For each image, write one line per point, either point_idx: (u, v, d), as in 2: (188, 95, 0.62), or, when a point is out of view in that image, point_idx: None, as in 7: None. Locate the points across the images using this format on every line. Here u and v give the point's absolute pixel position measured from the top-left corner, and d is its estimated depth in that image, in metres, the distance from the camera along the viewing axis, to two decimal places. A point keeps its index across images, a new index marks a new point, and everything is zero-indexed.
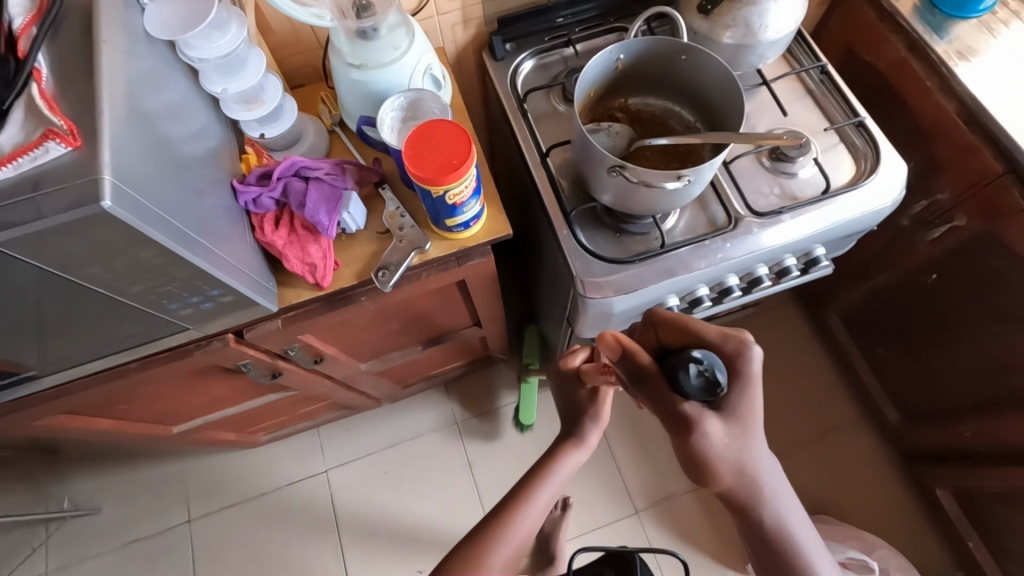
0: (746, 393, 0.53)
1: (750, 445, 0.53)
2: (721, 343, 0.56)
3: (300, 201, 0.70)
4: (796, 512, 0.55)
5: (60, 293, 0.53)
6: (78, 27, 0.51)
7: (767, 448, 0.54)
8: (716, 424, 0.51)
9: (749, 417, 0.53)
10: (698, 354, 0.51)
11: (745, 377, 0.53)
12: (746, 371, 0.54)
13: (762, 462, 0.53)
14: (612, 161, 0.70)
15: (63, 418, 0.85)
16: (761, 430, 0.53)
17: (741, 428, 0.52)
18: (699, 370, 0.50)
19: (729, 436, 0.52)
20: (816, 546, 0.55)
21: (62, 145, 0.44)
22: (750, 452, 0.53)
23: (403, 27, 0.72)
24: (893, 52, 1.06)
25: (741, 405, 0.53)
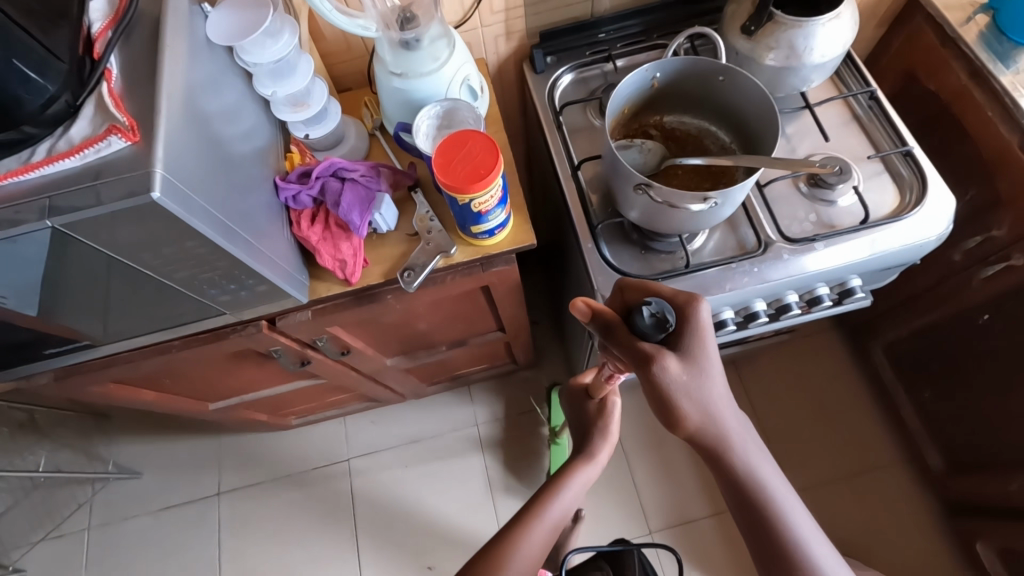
0: (701, 336, 0.54)
1: (711, 385, 0.54)
2: (673, 295, 0.56)
3: (335, 201, 0.74)
4: (758, 451, 0.58)
5: (113, 273, 0.58)
6: (147, 33, 0.56)
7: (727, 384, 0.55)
8: (674, 362, 0.52)
9: (706, 357, 0.54)
10: (649, 300, 0.53)
11: (696, 323, 0.54)
12: (698, 319, 0.54)
13: (724, 403, 0.55)
14: (638, 179, 0.71)
15: (112, 387, 0.92)
16: (720, 371, 0.54)
17: (697, 367, 0.53)
18: (651, 313, 0.53)
19: (686, 375, 0.53)
20: (777, 481, 0.58)
21: (123, 139, 0.49)
22: (710, 392, 0.54)
23: (445, 39, 0.75)
24: (954, 78, 1.01)
25: (696, 346, 0.53)
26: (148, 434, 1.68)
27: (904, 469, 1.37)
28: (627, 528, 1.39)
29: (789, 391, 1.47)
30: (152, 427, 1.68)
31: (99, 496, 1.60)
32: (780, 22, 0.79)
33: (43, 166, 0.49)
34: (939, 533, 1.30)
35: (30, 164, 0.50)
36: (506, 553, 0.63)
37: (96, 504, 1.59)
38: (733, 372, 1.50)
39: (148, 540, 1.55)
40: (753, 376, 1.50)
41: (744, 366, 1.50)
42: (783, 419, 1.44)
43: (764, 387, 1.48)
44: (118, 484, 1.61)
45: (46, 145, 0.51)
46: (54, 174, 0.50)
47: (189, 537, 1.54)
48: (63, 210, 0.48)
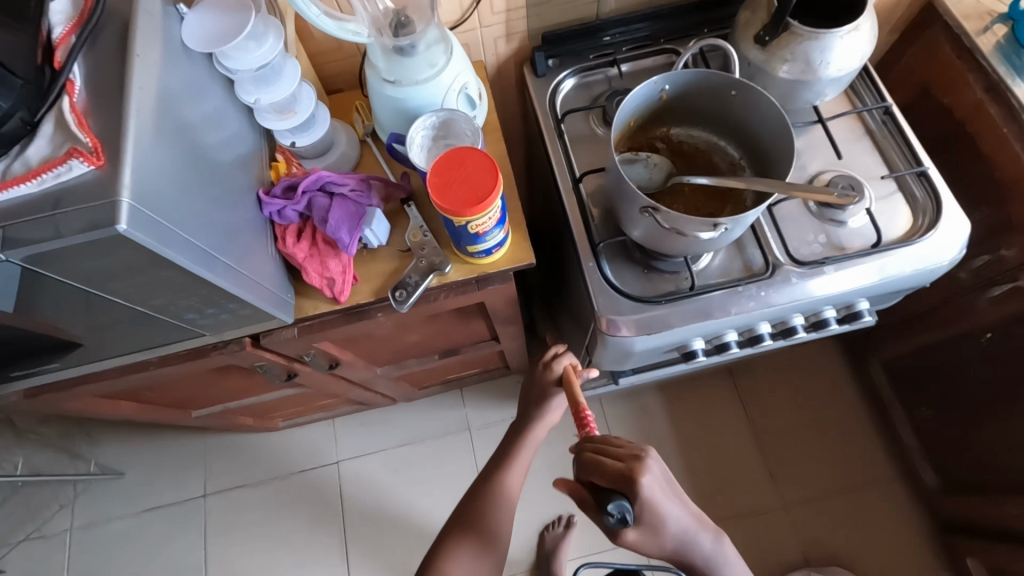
0: (652, 505, 0.54)
1: (669, 530, 0.56)
2: (620, 479, 0.54)
3: (323, 217, 0.70)
4: (728, 554, 0.61)
5: (79, 301, 0.54)
6: (115, 37, 0.51)
7: (687, 523, 0.57)
8: (635, 536, 0.55)
9: (661, 517, 0.55)
10: (610, 507, 0.52)
11: (643, 500, 0.53)
12: (647, 495, 0.53)
13: (685, 536, 0.57)
14: (644, 202, 0.67)
15: (88, 400, 0.88)
16: (676, 520, 0.55)
17: (653, 530, 0.55)
18: (614, 518, 0.52)
19: (645, 536, 0.55)
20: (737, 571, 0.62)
21: (86, 164, 0.45)
22: (671, 535, 0.56)
23: (442, 45, 0.70)
24: (969, 92, 0.98)
25: (650, 514, 0.54)
26: (134, 433, 1.64)
27: (897, 481, 1.36)
28: None
29: (786, 400, 1.46)
30: (138, 426, 1.64)
31: (82, 496, 1.56)
32: (797, 33, 0.75)
33: None
34: (930, 547, 1.31)
35: None
36: (464, 530, 0.73)
37: (79, 504, 1.56)
38: (729, 380, 1.48)
39: (134, 542, 1.52)
40: (749, 385, 1.48)
41: (740, 375, 1.48)
42: (778, 429, 1.43)
43: (760, 396, 1.46)
44: (102, 485, 1.58)
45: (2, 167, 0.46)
46: (10, 201, 0.45)
47: (174, 539, 1.51)
48: (19, 241, 0.44)
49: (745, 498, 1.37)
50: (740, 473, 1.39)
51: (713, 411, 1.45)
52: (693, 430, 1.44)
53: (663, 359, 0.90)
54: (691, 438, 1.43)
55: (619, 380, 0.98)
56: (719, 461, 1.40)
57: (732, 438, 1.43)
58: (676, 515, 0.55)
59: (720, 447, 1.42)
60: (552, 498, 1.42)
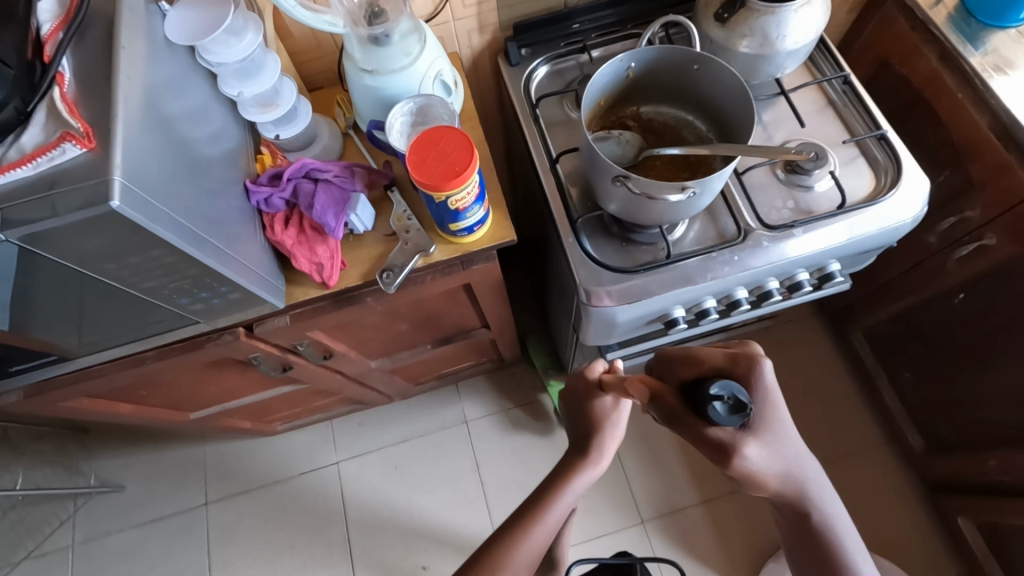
0: (767, 398, 0.54)
1: (785, 442, 0.55)
2: (732, 370, 0.56)
3: (309, 203, 0.73)
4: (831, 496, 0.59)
5: (76, 286, 0.56)
6: (101, 33, 0.54)
7: (799, 440, 0.57)
8: (755, 441, 0.52)
9: (778, 422, 0.54)
10: (716, 388, 0.49)
11: (759, 390, 0.54)
12: (763, 381, 0.55)
13: (797, 457, 0.57)
14: (616, 171, 0.70)
15: (84, 401, 0.89)
16: (790, 430, 0.56)
17: (771, 432, 0.54)
18: (723, 402, 0.48)
19: (765, 441, 0.53)
20: (846, 524, 0.59)
21: (78, 146, 0.47)
22: (788, 453, 0.56)
23: (416, 34, 0.73)
24: (925, 62, 1.02)
25: (765, 412, 0.54)
26: (131, 446, 1.64)
27: (887, 448, 1.40)
28: (618, 518, 1.39)
29: (774, 375, 1.49)
30: (135, 438, 1.64)
31: (82, 511, 1.56)
32: (753, 9, 0.78)
33: None
34: (922, 510, 1.34)
35: None
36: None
37: (80, 519, 1.56)
38: None
39: (137, 553, 1.52)
40: None
41: None
42: None
43: None
44: (102, 499, 1.58)
45: None
46: (6, 185, 0.47)
47: (177, 548, 1.52)
48: (16, 222, 0.46)
49: None
50: None
51: None
52: None
53: (647, 331, 0.93)
54: None
55: (607, 355, 1.00)
56: None
57: None
58: (790, 416, 0.55)
59: None
60: None
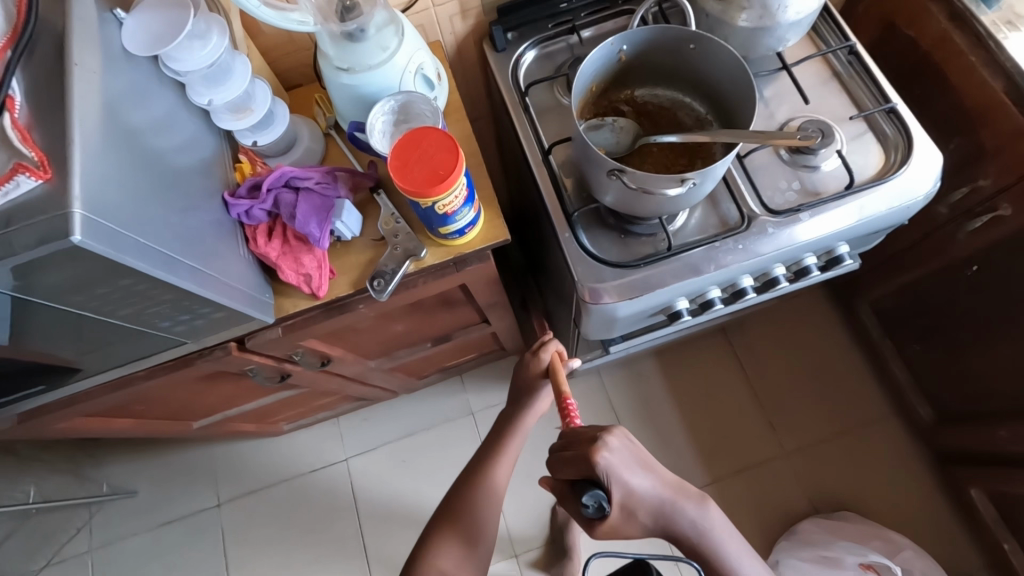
0: (616, 484, 0.57)
1: (640, 508, 0.58)
2: (580, 457, 0.58)
3: (290, 213, 0.70)
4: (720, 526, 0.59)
5: (50, 319, 0.53)
6: (52, 49, 0.50)
7: (661, 499, 0.58)
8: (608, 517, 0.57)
9: (630, 497, 0.57)
10: (584, 498, 0.55)
11: (606, 479, 0.56)
12: (605, 470, 0.57)
13: (662, 513, 0.58)
14: (610, 165, 0.66)
15: (82, 421, 0.88)
16: (646, 498, 0.58)
17: (626, 508, 0.58)
18: (590, 507, 0.56)
19: (623, 517, 0.58)
20: (738, 546, 0.60)
21: (32, 178, 0.44)
22: (649, 514, 0.58)
23: (392, 26, 0.69)
24: (934, 24, 0.97)
25: (614, 496, 0.57)
26: (140, 452, 1.65)
27: (897, 421, 1.38)
28: None
29: (780, 352, 1.47)
30: (144, 445, 1.65)
31: (98, 517, 1.58)
32: None
33: None
34: (933, 482, 1.33)
35: None
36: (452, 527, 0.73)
37: (96, 526, 1.58)
38: (724, 339, 1.49)
39: (153, 556, 1.54)
40: (744, 342, 1.48)
41: (734, 334, 1.49)
42: (776, 383, 1.44)
43: (756, 351, 1.47)
44: (116, 505, 1.60)
45: None
46: None
47: (193, 550, 1.54)
48: None
49: (747, 453, 1.39)
50: (742, 430, 1.41)
51: (711, 373, 1.46)
52: (693, 392, 1.45)
53: (650, 323, 0.90)
54: (692, 401, 1.44)
55: (610, 348, 0.98)
56: (720, 420, 1.42)
57: (730, 395, 1.44)
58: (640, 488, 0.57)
59: (720, 407, 1.43)
60: None
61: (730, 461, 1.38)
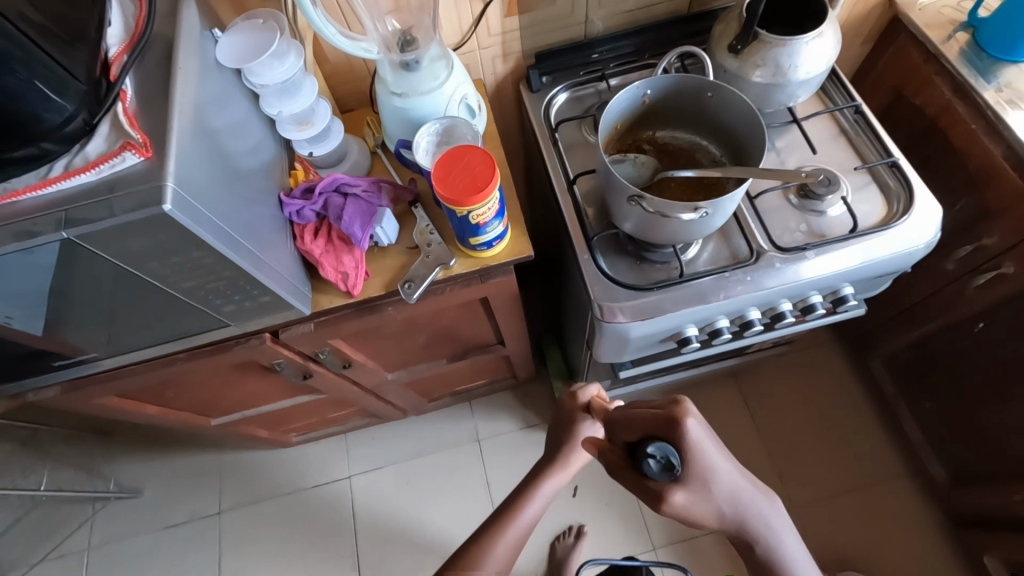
0: (694, 451, 0.55)
1: (714, 485, 0.56)
2: (659, 425, 0.56)
3: (337, 215, 0.77)
4: (785, 527, 0.59)
5: (123, 284, 0.60)
6: (161, 56, 0.59)
7: (736, 479, 0.57)
8: (682, 488, 0.55)
9: (706, 473, 0.55)
10: (650, 447, 0.53)
11: (684, 444, 0.54)
12: (687, 436, 0.55)
13: (733, 496, 0.56)
14: (631, 191, 0.73)
15: (115, 400, 0.93)
16: (722, 472, 0.56)
17: (700, 482, 0.55)
18: (655, 461, 0.53)
19: (694, 492, 0.55)
20: (798, 550, 0.59)
21: (136, 155, 0.52)
22: (721, 494, 0.56)
23: (443, 60, 0.78)
24: (938, 93, 1.05)
25: (692, 463, 0.55)
26: (151, 453, 1.68)
27: (908, 480, 1.36)
28: (628, 544, 1.38)
29: (789, 400, 1.48)
30: (156, 445, 1.68)
31: (101, 514, 1.60)
32: (766, 41, 0.82)
33: (60, 181, 0.52)
34: (946, 547, 1.29)
35: (47, 179, 0.52)
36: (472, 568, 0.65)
37: (98, 523, 1.59)
38: (733, 384, 1.51)
39: (150, 559, 1.54)
40: (752, 387, 1.50)
41: (743, 379, 1.51)
42: (784, 432, 1.44)
43: (765, 398, 1.48)
44: (120, 503, 1.61)
45: (63, 161, 0.54)
46: (71, 188, 0.52)
47: (190, 556, 1.53)
48: (77, 221, 0.51)
49: None
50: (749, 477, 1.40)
51: (719, 416, 1.47)
52: None
53: (660, 350, 0.94)
54: None
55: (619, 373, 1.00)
56: None
57: (738, 440, 1.44)
58: (719, 462, 0.56)
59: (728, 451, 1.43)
60: (561, 507, 1.43)
61: None
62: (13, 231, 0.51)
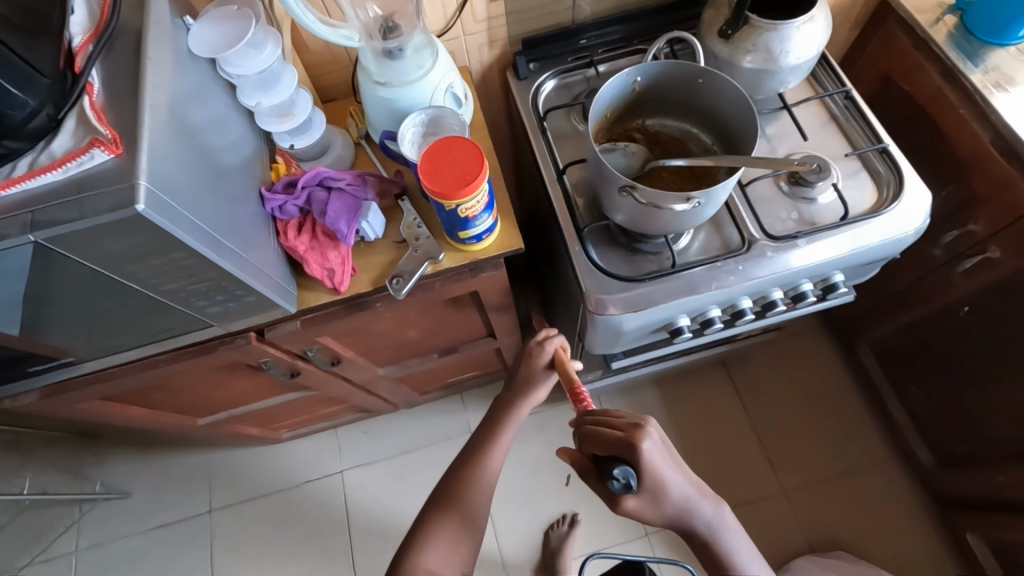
0: (651, 469, 0.60)
1: (667, 495, 0.61)
2: (621, 445, 0.61)
3: (321, 210, 0.74)
4: (729, 521, 0.65)
5: (99, 287, 0.57)
6: (129, 46, 0.56)
7: (687, 490, 0.62)
8: (637, 499, 0.61)
9: (662, 487, 0.61)
10: (615, 470, 0.59)
11: (644, 464, 0.60)
12: (646, 457, 0.60)
13: (684, 503, 0.62)
14: (622, 182, 0.72)
15: (97, 403, 0.91)
16: (676, 486, 0.61)
17: (653, 494, 0.61)
18: (618, 482, 0.59)
19: (647, 501, 0.61)
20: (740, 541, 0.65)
21: (106, 152, 0.49)
22: (672, 503, 0.62)
23: (428, 48, 0.76)
24: (926, 78, 1.04)
25: (650, 480, 0.60)
26: (138, 453, 1.65)
27: (894, 462, 1.39)
28: (621, 531, 1.39)
29: (778, 386, 1.49)
30: (143, 445, 1.66)
31: (89, 516, 1.57)
32: (757, 26, 0.81)
33: (24, 180, 0.49)
34: (931, 526, 1.32)
35: (12, 178, 0.49)
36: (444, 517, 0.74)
37: (86, 525, 1.57)
38: (723, 371, 1.52)
39: (140, 560, 1.52)
40: (742, 374, 1.51)
41: (733, 366, 1.52)
42: (774, 417, 1.46)
43: (754, 384, 1.50)
44: (108, 505, 1.59)
45: (28, 159, 0.51)
46: (37, 188, 0.49)
47: (181, 556, 1.52)
48: (46, 223, 0.48)
49: (744, 486, 1.39)
50: (740, 462, 1.41)
51: (710, 403, 1.48)
52: (692, 422, 1.46)
53: (652, 340, 0.94)
54: (691, 430, 1.46)
55: (611, 364, 1.00)
56: (718, 451, 1.43)
57: (728, 426, 1.46)
58: (673, 475, 0.61)
59: (718, 437, 1.44)
60: (555, 497, 1.44)
61: (726, 492, 1.38)
62: None
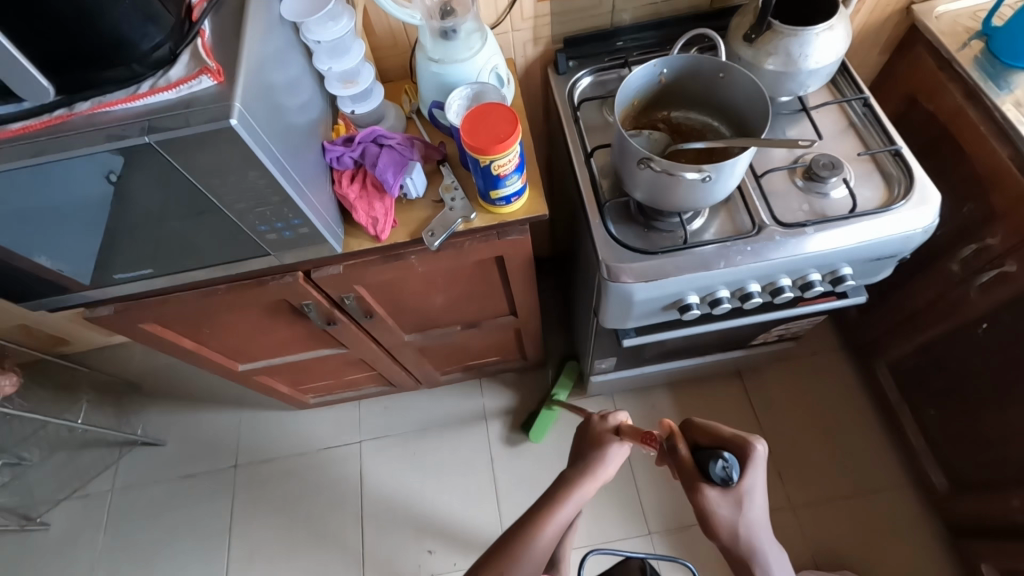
0: (752, 473, 0.65)
1: (748, 508, 0.65)
2: (733, 442, 0.67)
3: (373, 162, 0.85)
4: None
5: (187, 197, 0.69)
6: (235, 6, 0.69)
7: (762, 519, 0.67)
8: (723, 494, 0.64)
9: (747, 496, 0.65)
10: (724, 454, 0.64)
11: (748, 465, 0.65)
12: (754, 460, 0.65)
13: (754, 526, 0.66)
14: (641, 155, 0.79)
15: (158, 328, 1.02)
16: (758, 503, 0.66)
17: (740, 499, 0.64)
18: (722, 465, 0.64)
19: (730, 501, 0.64)
20: None
21: (211, 79, 0.61)
22: (747, 520, 0.65)
23: (478, 33, 0.86)
24: (949, 98, 1.09)
25: (746, 481, 0.65)
26: (176, 405, 1.77)
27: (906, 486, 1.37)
28: (624, 527, 1.41)
29: (793, 399, 1.50)
30: (181, 398, 1.78)
31: (127, 459, 1.69)
32: (779, 31, 0.88)
33: (146, 96, 0.61)
34: (941, 554, 1.30)
35: (137, 94, 0.61)
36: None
37: (123, 467, 1.68)
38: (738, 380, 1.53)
39: (168, 505, 1.62)
40: (756, 384, 1.53)
41: (748, 377, 1.54)
42: (786, 430, 1.46)
43: (769, 396, 1.51)
44: (145, 450, 1.71)
45: (150, 81, 0.62)
46: (156, 104, 0.61)
47: (205, 505, 1.61)
48: (159, 129, 0.59)
49: None
50: None
51: (722, 410, 1.50)
52: None
53: (663, 319, 0.99)
54: None
55: (623, 342, 1.05)
56: None
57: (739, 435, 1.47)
58: (760, 493, 0.66)
59: None
60: None
61: None
62: (106, 134, 0.60)
